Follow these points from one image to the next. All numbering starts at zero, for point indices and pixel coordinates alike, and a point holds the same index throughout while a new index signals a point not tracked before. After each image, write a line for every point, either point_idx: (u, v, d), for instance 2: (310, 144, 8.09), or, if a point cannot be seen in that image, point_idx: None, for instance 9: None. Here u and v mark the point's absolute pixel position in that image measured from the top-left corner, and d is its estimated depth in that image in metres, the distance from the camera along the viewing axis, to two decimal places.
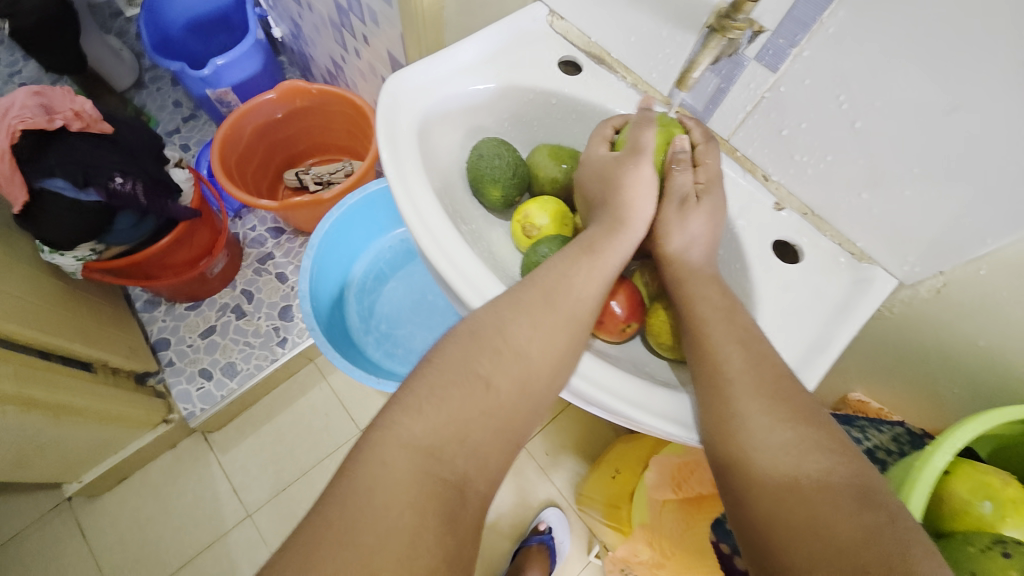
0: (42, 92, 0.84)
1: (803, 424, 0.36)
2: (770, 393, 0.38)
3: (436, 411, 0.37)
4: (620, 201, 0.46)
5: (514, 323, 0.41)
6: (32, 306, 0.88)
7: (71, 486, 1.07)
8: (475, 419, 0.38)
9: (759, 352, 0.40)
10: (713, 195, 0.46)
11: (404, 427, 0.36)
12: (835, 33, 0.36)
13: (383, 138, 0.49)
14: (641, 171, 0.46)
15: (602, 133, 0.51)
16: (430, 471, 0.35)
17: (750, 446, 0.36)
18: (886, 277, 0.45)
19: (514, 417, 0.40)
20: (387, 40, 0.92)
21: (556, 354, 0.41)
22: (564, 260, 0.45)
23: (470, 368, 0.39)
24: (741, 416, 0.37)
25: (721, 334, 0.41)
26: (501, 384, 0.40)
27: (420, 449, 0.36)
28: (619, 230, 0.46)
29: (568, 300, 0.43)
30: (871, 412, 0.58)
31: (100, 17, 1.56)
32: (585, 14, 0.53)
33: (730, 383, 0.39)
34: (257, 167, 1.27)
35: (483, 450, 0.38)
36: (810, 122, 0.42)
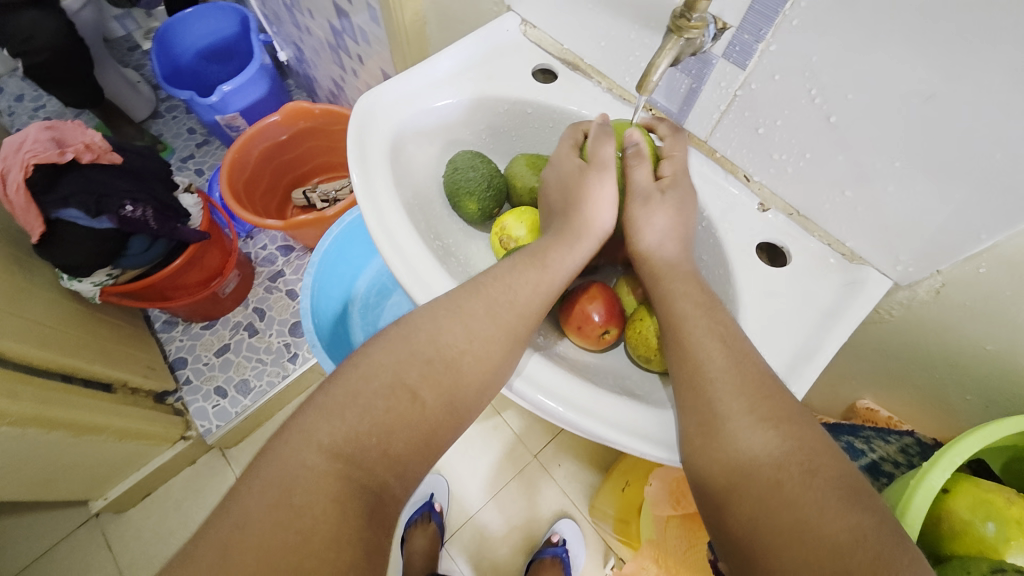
0: (54, 127, 0.90)
1: (787, 424, 0.33)
2: (752, 391, 0.34)
3: (359, 418, 0.36)
4: (578, 211, 0.46)
5: (450, 332, 0.40)
6: (49, 327, 0.91)
7: (96, 503, 1.11)
8: (398, 430, 0.37)
9: (741, 350, 0.36)
10: (677, 188, 0.45)
11: (324, 432, 0.36)
12: (799, 25, 0.34)
13: (354, 158, 0.49)
14: (597, 173, 0.46)
15: (569, 138, 0.50)
16: (350, 478, 0.35)
17: (733, 450, 0.33)
18: (879, 278, 0.42)
19: (437, 430, 0.39)
20: (379, 58, 0.93)
21: (489, 366, 0.40)
22: (509, 270, 0.44)
23: (398, 377, 0.38)
24: (723, 417, 0.34)
25: (701, 331, 0.37)
26: (428, 396, 0.39)
27: (342, 455, 0.35)
28: (569, 237, 0.45)
29: (507, 311, 0.42)
30: (880, 422, 0.55)
31: (118, 52, 1.64)
32: (556, 21, 0.53)
33: (712, 382, 0.35)
34: (265, 189, 1.31)
35: (404, 457, 0.37)
36: (784, 118, 0.39)
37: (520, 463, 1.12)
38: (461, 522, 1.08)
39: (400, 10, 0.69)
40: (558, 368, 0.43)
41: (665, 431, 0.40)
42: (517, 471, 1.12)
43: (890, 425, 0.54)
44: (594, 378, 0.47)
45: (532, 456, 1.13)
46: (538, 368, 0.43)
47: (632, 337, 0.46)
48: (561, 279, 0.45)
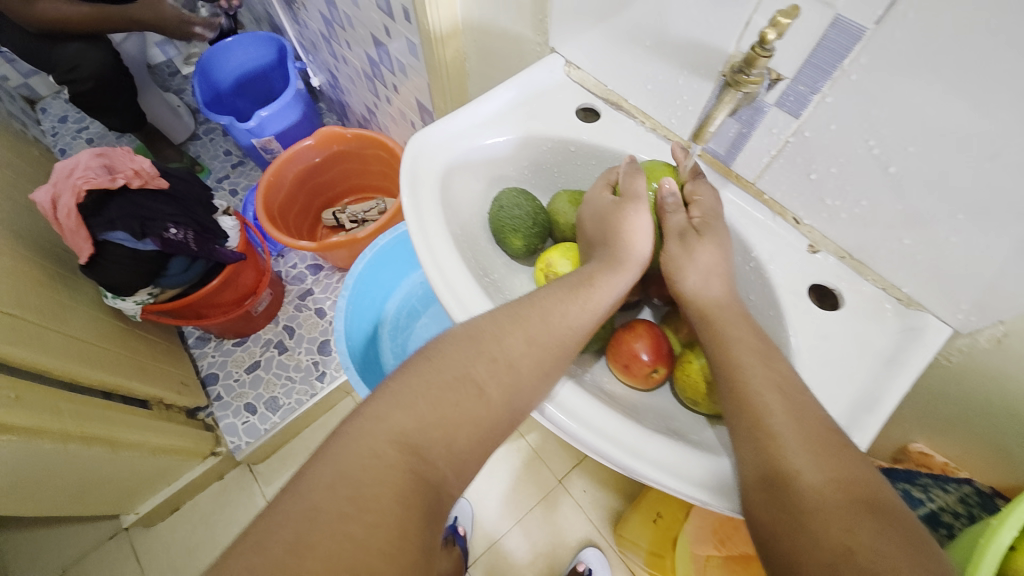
0: (105, 154, 0.93)
1: (858, 487, 0.32)
2: (818, 448, 0.34)
3: (429, 408, 0.37)
4: (619, 244, 0.46)
5: (511, 335, 0.41)
6: (92, 342, 0.94)
7: (127, 517, 1.12)
8: (463, 424, 0.38)
9: (801, 403, 0.36)
10: (711, 228, 0.45)
11: (395, 419, 0.36)
12: (858, 79, 0.35)
13: (406, 198, 0.50)
14: (632, 211, 0.46)
15: (603, 179, 0.52)
16: (414, 468, 0.35)
17: (800, 510, 0.32)
18: (938, 325, 0.42)
19: (497, 429, 0.40)
20: (416, 88, 0.95)
21: (543, 371, 0.41)
22: (563, 287, 0.45)
23: (465, 373, 0.39)
24: (790, 474, 0.33)
25: (761, 379, 0.38)
26: (493, 393, 0.40)
27: (411, 446, 0.35)
28: (619, 264, 0.46)
29: (563, 320, 0.43)
30: (936, 468, 0.54)
31: (160, 77, 1.72)
32: (601, 64, 0.54)
33: (775, 438, 0.35)
34: (298, 210, 1.34)
35: (466, 453, 0.38)
36: (839, 166, 0.40)
37: (545, 487, 1.11)
38: (483, 547, 1.07)
39: (442, 46, 0.71)
40: (601, 404, 0.43)
41: (703, 472, 0.40)
42: (542, 495, 1.11)
43: (946, 472, 0.54)
44: (641, 416, 0.47)
45: (557, 480, 1.12)
46: (577, 399, 0.43)
47: (680, 378, 0.46)
48: (604, 305, 0.45)
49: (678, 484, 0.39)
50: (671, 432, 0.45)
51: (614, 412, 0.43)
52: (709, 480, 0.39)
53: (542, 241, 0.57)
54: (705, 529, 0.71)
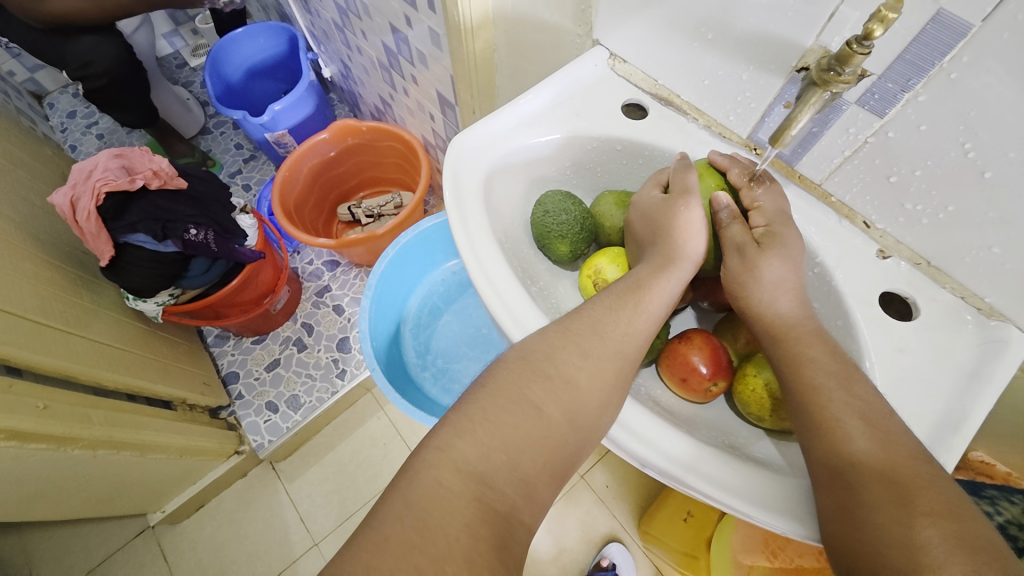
0: (123, 155, 0.92)
1: (946, 521, 0.30)
2: (899, 480, 0.32)
3: (490, 435, 0.35)
4: (673, 244, 0.44)
5: (564, 351, 0.39)
6: (114, 346, 0.93)
7: (155, 515, 1.12)
8: (525, 447, 0.36)
9: (888, 432, 0.34)
10: (772, 236, 0.43)
11: (457, 450, 0.34)
12: (958, 78, 0.32)
13: (451, 205, 0.48)
14: (690, 212, 0.44)
15: (653, 179, 0.49)
16: (481, 497, 0.33)
17: (880, 541, 0.31)
18: (1023, 337, 0.39)
19: (561, 449, 0.37)
20: (436, 79, 0.91)
21: (606, 384, 0.39)
22: (610, 296, 0.42)
23: (521, 394, 0.37)
24: (867, 503, 0.32)
25: (839, 404, 0.36)
26: (552, 412, 0.37)
27: (478, 475, 0.34)
28: (670, 265, 0.43)
29: (617, 330, 0.41)
30: (998, 477, 0.51)
31: (168, 69, 1.69)
32: (651, 57, 0.51)
33: (858, 466, 0.33)
34: (314, 206, 1.31)
35: (533, 477, 0.36)
36: (925, 169, 0.38)
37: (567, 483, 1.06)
38: None
39: (471, 39, 0.68)
40: (658, 418, 0.41)
41: (776, 495, 0.37)
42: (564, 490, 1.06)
43: (1009, 481, 0.51)
44: (696, 431, 0.44)
45: (579, 476, 1.07)
46: (637, 416, 0.41)
47: (742, 392, 0.44)
48: (658, 312, 0.42)
49: (749, 508, 0.37)
50: (726, 445, 0.43)
51: (671, 427, 0.40)
52: (773, 501, 0.37)
53: (587, 246, 0.54)
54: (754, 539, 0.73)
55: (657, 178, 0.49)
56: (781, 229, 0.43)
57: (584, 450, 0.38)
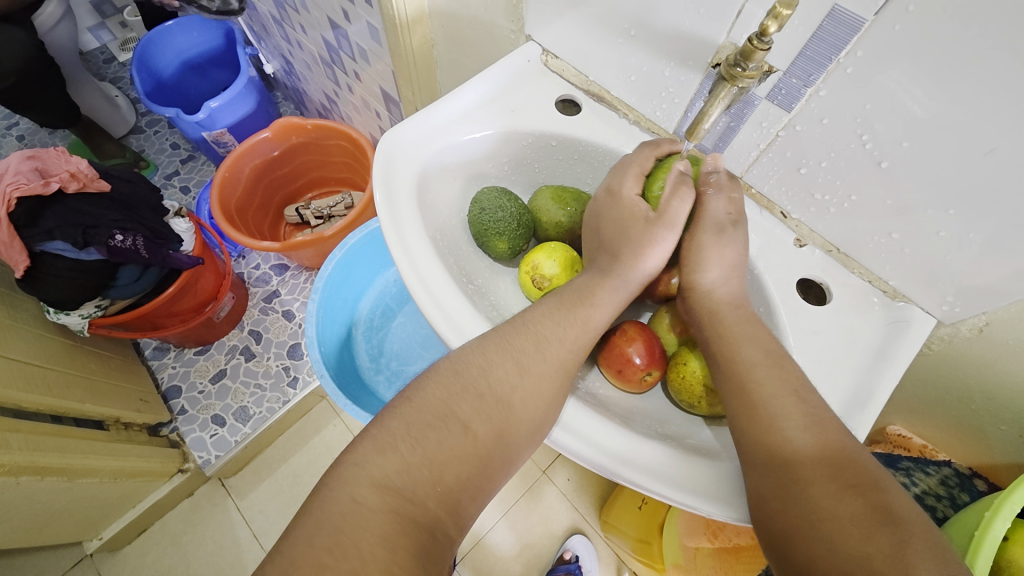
0: (36, 156, 0.83)
1: (873, 492, 0.32)
2: (831, 456, 0.33)
3: (411, 450, 0.35)
4: (628, 255, 0.43)
5: (502, 368, 0.39)
6: (37, 365, 0.86)
7: (90, 543, 1.04)
8: (448, 463, 0.36)
9: (814, 409, 0.36)
10: (736, 222, 0.43)
11: (374, 466, 0.34)
12: (853, 73, 0.34)
13: (382, 204, 0.46)
14: (658, 237, 0.43)
15: (631, 165, 0.46)
16: (398, 510, 0.33)
17: (817, 516, 0.32)
18: (923, 316, 0.42)
19: (489, 465, 0.37)
20: (379, 76, 0.88)
21: (545, 401, 0.39)
22: (555, 306, 0.43)
23: (448, 409, 0.37)
24: (802, 480, 0.33)
25: (774, 384, 0.37)
26: (479, 429, 0.37)
27: (392, 488, 0.34)
28: (613, 276, 0.44)
29: (559, 348, 0.41)
30: (914, 449, 0.55)
31: (93, 64, 1.57)
32: (580, 52, 0.52)
33: (785, 446, 0.34)
34: (257, 208, 1.24)
35: (455, 491, 0.36)
36: (829, 160, 0.40)
37: (528, 479, 1.07)
38: (469, 543, 1.01)
39: (408, 33, 0.67)
40: (597, 414, 0.41)
41: (704, 480, 0.38)
42: (526, 487, 1.06)
43: (925, 453, 0.55)
44: (636, 422, 0.45)
45: (540, 471, 1.07)
46: (578, 413, 0.41)
47: (675, 380, 0.45)
48: (600, 325, 0.43)
49: (679, 494, 0.38)
50: (665, 435, 0.44)
51: (609, 422, 0.41)
52: (706, 490, 0.38)
53: (527, 241, 0.54)
54: (698, 524, 0.76)
55: (654, 146, 0.47)
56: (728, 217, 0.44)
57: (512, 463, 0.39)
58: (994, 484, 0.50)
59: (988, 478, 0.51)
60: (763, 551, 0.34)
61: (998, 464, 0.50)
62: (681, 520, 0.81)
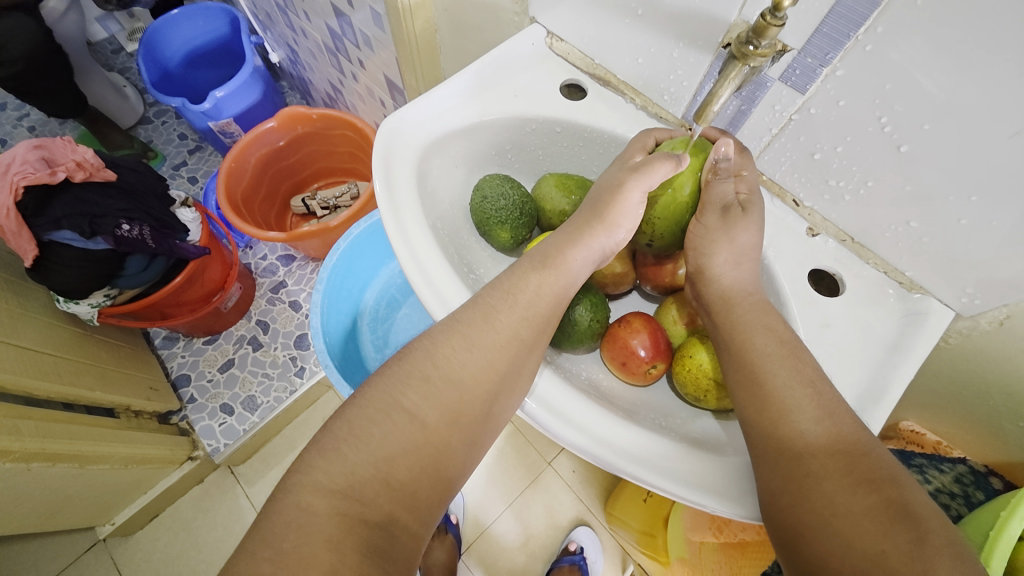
0: (43, 145, 0.83)
1: (888, 487, 0.30)
2: (845, 449, 0.32)
3: (355, 450, 0.33)
4: (593, 216, 0.43)
5: (447, 344, 0.38)
6: (47, 353, 0.87)
7: (103, 528, 1.06)
8: (398, 455, 0.34)
9: (830, 401, 0.34)
10: (742, 209, 0.42)
11: (319, 471, 0.32)
12: (872, 50, 0.33)
13: (382, 194, 0.45)
14: (630, 195, 0.42)
15: (643, 142, 0.46)
16: (346, 512, 0.31)
17: (829, 511, 0.31)
18: (941, 309, 0.41)
19: (446, 449, 0.36)
20: (383, 63, 0.86)
21: (497, 374, 0.38)
22: (512, 277, 0.42)
23: (394, 400, 0.36)
24: (814, 474, 0.32)
25: (786, 375, 0.36)
26: (428, 415, 0.36)
27: (339, 491, 0.32)
28: (580, 240, 0.42)
29: (511, 318, 0.40)
30: (928, 446, 0.54)
31: (101, 55, 1.57)
32: (586, 35, 0.50)
33: (797, 443, 0.33)
34: (264, 198, 1.24)
35: (409, 485, 0.34)
36: (845, 145, 0.38)
37: (533, 471, 1.06)
38: (475, 534, 1.02)
39: (410, 18, 0.65)
40: (600, 408, 0.40)
41: (710, 476, 0.37)
42: (531, 478, 1.06)
43: (939, 450, 0.54)
44: (642, 415, 0.44)
45: (546, 462, 1.07)
46: (564, 398, 0.40)
47: (680, 373, 0.44)
48: (564, 291, 0.42)
49: (682, 490, 0.37)
50: (671, 429, 0.43)
51: (613, 417, 0.40)
52: (709, 484, 0.37)
53: (530, 230, 0.53)
54: (703, 518, 0.76)
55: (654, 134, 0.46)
56: (738, 204, 0.42)
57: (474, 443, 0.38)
58: (1010, 483, 0.49)
59: (1007, 477, 0.49)
60: (775, 550, 0.33)
61: (1017, 463, 0.48)
62: (687, 515, 0.80)
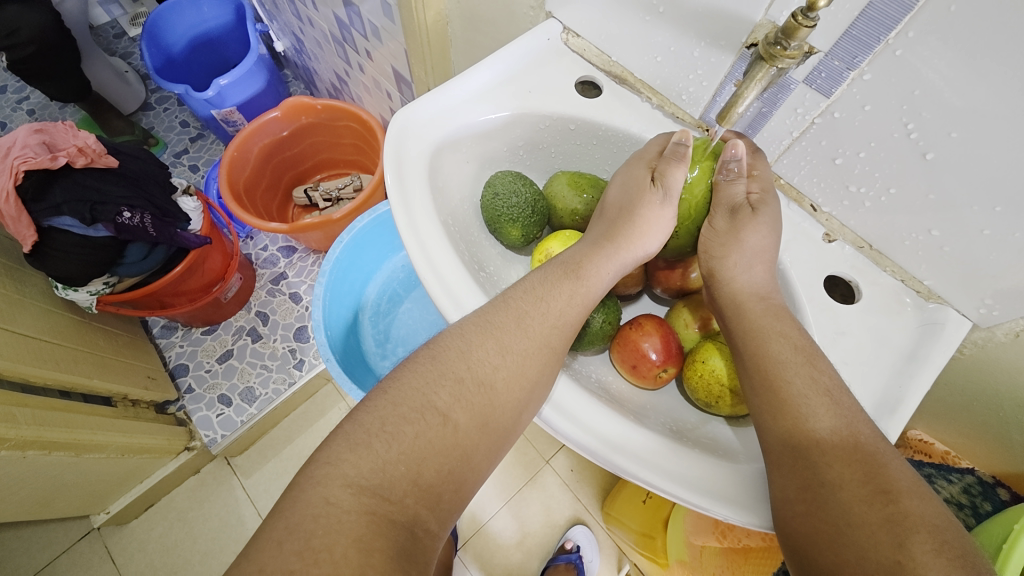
0: (44, 130, 0.82)
1: (906, 498, 0.30)
2: (863, 458, 0.32)
3: (387, 447, 0.33)
4: (631, 229, 0.43)
5: (474, 347, 0.37)
6: (44, 340, 0.86)
7: (98, 516, 1.06)
8: (428, 457, 0.33)
9: (848, 409, 0.34)
10: (767, 211, 0.42)
11: (348, 465, 0.32)
12: (903, 55, 0.32)
13: (395, 191, 0.45)
14: (661, 212, 0.43)
15: (646, 151, 0.46)
16: (375, 510, 0.31)
17: (844, 521, 0.30)
18: (958, 319, 0.40)
19: (472, 455, 0.35)
20: (391, 55, 0.85)
21: (527, 382, 0.37)
22: (544, 279, 0.41)
23: (427, 400, 0.35)
24: (830, 483, 0.31)
25: (803, 382, 0.35)
26: (460, 418, 0.35)
27: (368, 488, 0.31)
28: (606, 247, 0.43)
29: (542, 324, 0.39)
30: (936, 455, 0.54)
31: (104, 39, 1.55)
32: (603, 31, 0.49)
33: (818, 449, 0.33)
34: (265, 188, 1.23)
35: (435, 487, 0.33)
36: (869, 150, 0.38)
37: (531, 468, 1.06)
38: (472, 530, 1.02)
39: (422, 9, 0.64)
40: (613, 412, 0.40)
41: (720, 483, 0.37)
42: (528, 476, 1.06)
43: (946, 460, 0.54)
44: (653, 418, 0.44)
45: (544, 461, 1.07)
46: (571, 397, 0.40)
47: (691, 378, 0.44)
48: (596, 295, 0.42)
49: (693, 496, 0.36)
50: (682, 433, 0.42)
51: (626, 420, 0.39)
52: (720, 490, 0.36)
53: (540, 229, 0.53)
54: (705, 523, 0.76)
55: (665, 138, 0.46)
56: (756, 204, 0.42)
57: (500, 449, 0.37)
58: (1017, 494, 0.49)
59: (1013, 488, 0.49)
60: (786, 559, 0.32)
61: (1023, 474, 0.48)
62: (688, 518, 0.80)
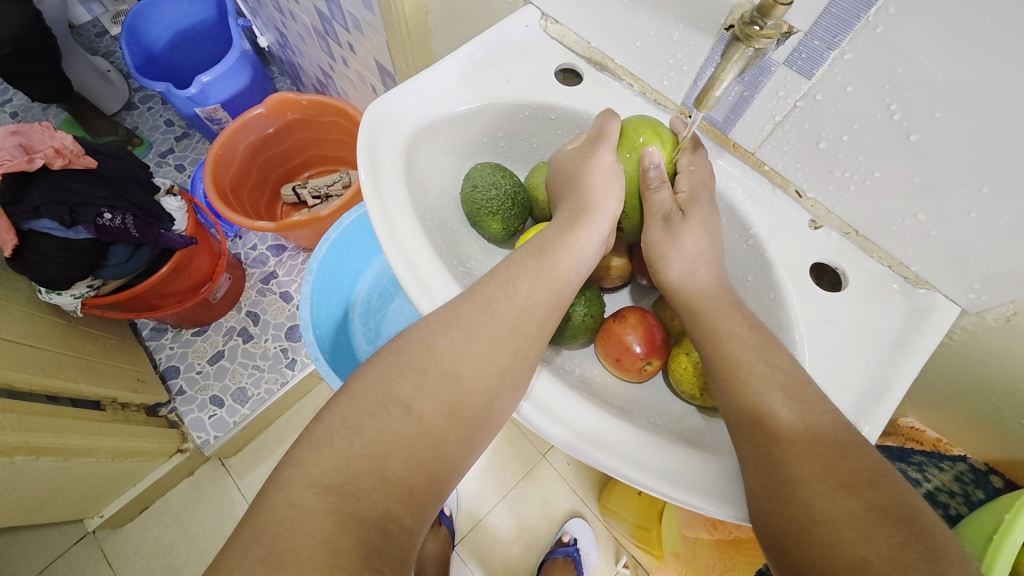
0: (20, 131, 0.79)
1: (867, 489, 0.29)
2: (823, 450, 0.31)
3: (357, 444, 0.32)
4: (583, 189, 0.43)
5: (444, 337, 0.36)
6: (29, 345, 0.85)
7: (92, 520, 1.05)
8: (400, 453, 0.32)
9: (809, 400, 0.33)
10: (698, 205, 0.42)
11: (316, 464, 0.31)
12: (884, 32, 0.31)
13: (368, 185, 0.43)
14: (601, 157, 0.43)
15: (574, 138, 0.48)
16: (342, 509, 0.30)
17: (808, 518, 0.29)
18: (947, 305, 0.39)
19: (443, 444, 0.34)
20: (374, 48, 0.83)
21: (497, 368, 0.37)
22: (510, 266, 0.40)
23: (388, 392, 0.34)
24: (792, 480, 0.31)
25: (759, 379, 0.35)
26: (424, 408, 0.34)
27: (335, 487, 0.30)
28: (575, 226, 0.42)
29: (510, 309, 0.38)
30: (928, 443, 0.53)
31: (85, 39, 1.52)
32: (583, 17, 0.48)
33: (780, 442, 0.32)
34: (252, 187, 1.21)
35: (406, 481, 0.32)
36: (853, 133, 0.37)
37: (528, 463, 1.05)
38: (470, 526, 1.01)
39: None
40: (594, 406, 0.39)
41: (702, 475, 0.36)
42: (525, 471, 1.05)
43: (938, 447, 0.53)
44: (636, 411, 0.43)
45: (541, 455, 1.06)
46: (551, 393, 0.39)
47: (674, 371, 0.43)
48: (565, 280, 0.41)
49: (675, 491, 0.35)
50: (668, 426, 0.42)
51: (606, 415, 0.38)
52: (705, 486, 0.35)
53: (522, 223, 0.51)
54: (697, 515, 0.76)
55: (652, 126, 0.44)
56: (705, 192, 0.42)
57: (476, 437, 0.36)
58: (1011, 481, 0.48)
59: (1005, 475, 0.49)
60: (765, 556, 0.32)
61: (1015, 461, 0.47)
62: (681, 511, 0.80)
